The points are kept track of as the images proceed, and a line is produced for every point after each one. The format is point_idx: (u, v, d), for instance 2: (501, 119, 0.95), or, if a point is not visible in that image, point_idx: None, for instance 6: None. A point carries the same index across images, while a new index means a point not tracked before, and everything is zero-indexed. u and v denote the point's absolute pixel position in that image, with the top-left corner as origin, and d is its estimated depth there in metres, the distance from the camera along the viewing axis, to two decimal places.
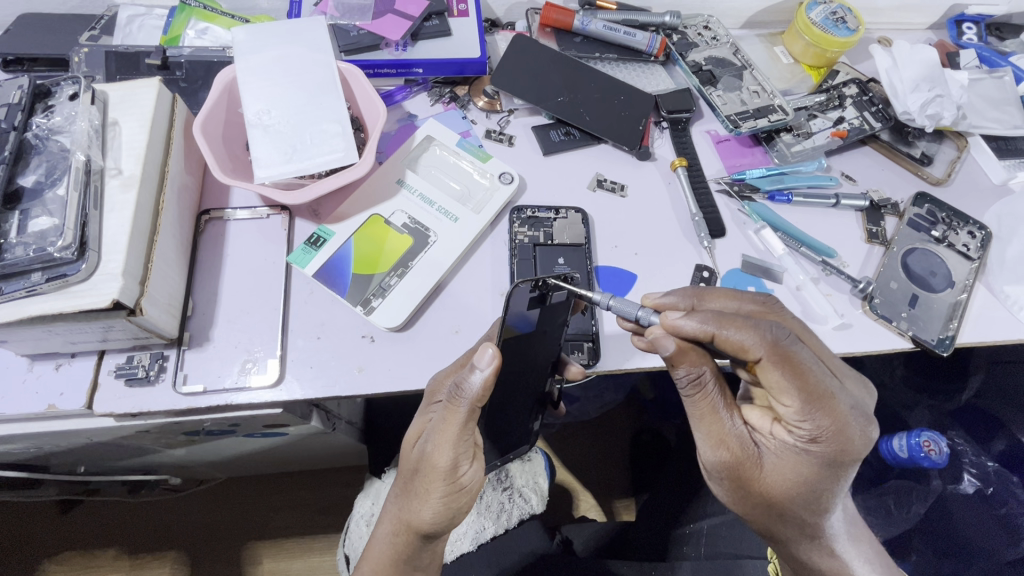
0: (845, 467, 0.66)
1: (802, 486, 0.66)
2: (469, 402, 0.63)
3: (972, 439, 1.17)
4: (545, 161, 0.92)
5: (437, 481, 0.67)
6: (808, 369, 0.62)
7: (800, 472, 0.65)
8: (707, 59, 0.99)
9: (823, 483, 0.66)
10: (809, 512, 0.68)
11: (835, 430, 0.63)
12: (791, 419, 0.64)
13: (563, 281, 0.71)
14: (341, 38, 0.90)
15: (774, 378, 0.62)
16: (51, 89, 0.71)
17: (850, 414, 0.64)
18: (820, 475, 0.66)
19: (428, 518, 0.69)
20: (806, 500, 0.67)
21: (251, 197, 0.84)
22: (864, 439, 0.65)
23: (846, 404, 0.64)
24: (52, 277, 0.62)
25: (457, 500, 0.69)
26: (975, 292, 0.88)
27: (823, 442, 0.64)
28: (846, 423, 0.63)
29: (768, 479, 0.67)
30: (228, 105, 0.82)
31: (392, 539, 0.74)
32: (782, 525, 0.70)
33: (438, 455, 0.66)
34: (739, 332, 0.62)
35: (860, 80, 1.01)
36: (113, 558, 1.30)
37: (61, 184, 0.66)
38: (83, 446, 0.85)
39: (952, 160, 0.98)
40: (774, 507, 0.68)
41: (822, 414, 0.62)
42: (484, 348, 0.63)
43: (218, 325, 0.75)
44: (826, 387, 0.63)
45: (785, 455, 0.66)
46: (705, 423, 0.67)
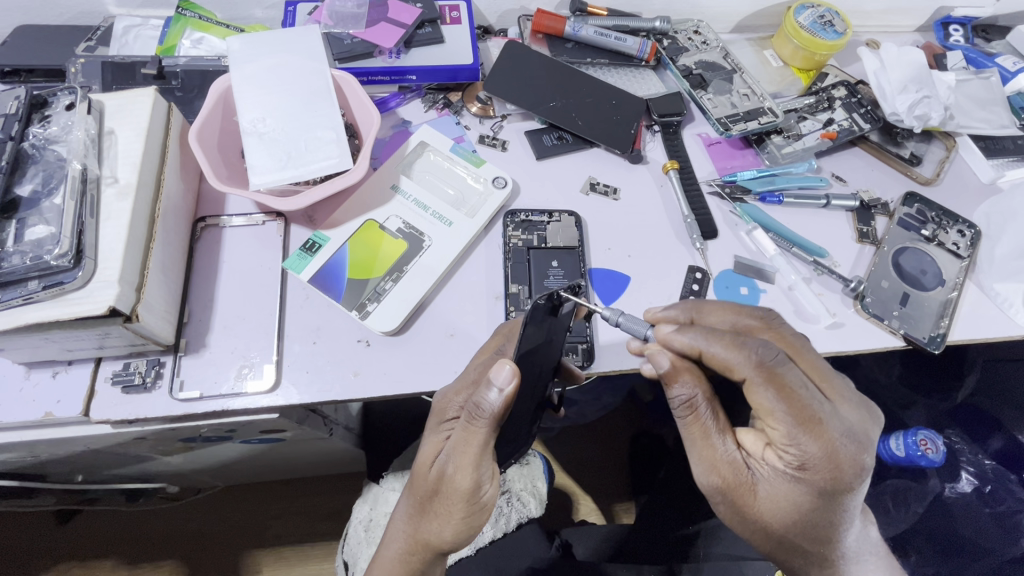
0: (841, 494, 0.65)
1: (797, 513, 0.66)
2: (491, 420, 0.63)
3: (969, 437, 1.17)
4: (539, 165, 0.92)
5: (460, 501, 0.68)
6: (796, 391, 0.62)
7: (794, 498, 0.65)
8: (698, 63, 1.00)
9: (820, 511, 0.66)
10: (808, 538, 0.68)
11: (826, 456, 0.62)
12: (779, 443, 0.63)
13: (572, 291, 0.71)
14: (335, 47, 0.91)
15: (762, 400, 0.62)
16: (48, 100, 0.72)
17: (842, 440, 0.63)
18: (815, 501, 0.65)
19: (449, 538, 0.70)
20: (803, 526, 0.66)
21: (247, 204, 0.85)
22: (855, 466, 0.64)
23: (836, 430, 0.63)
24: (48, 285, 0.63)
25: (477, 516, 0.70)
26: (966, 290, 0.89)
27: (813, 468, 0.63)
28: (835, 449, 0.63)
29: (759, 503, 0.66)
30: (224, 113, 0.83)
31: (405, 558, 0.74)
32: (778, 547, 0.69)
33: (460, 476, 0.66)
34: (726, 351, 0.64)
35: (849, 82, 1.02)
36: (112, 568, 1.30)
37: (57, 193, 0.66)
38: (81, 454, 0.85)
39: (941, 160, 0.99)
40: (773, 532, 0.68)
41: (810, 439, 0.62)
42: (502, 364, 0.61)
43: (214, 331, 0.76)
44: (815, 410, 0.62)
45: (779, 482, 0.65)
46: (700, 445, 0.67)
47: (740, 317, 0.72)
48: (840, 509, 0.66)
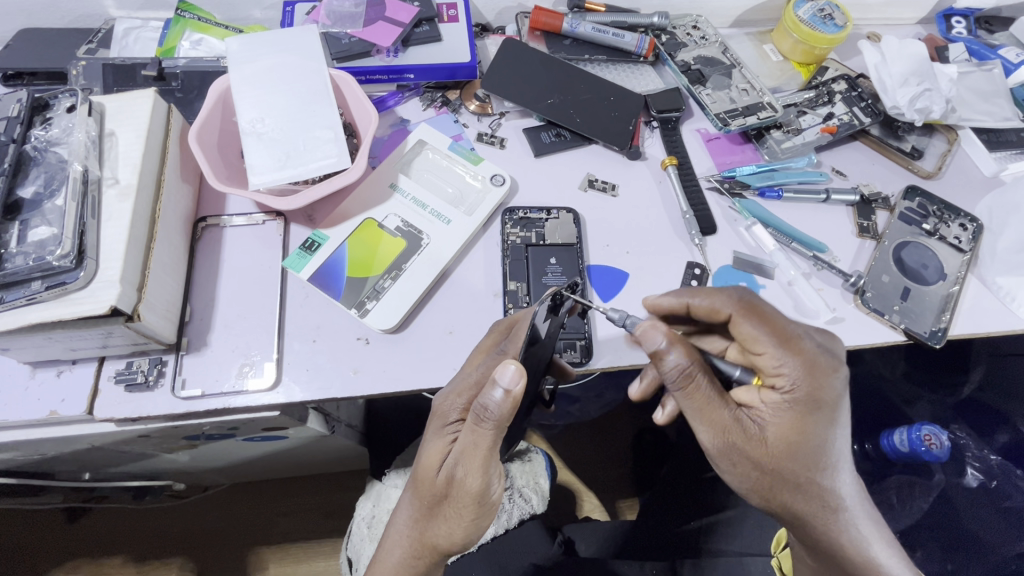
0: (830, 410, 0.66)
1: (802, 444, 0.66)
2: (500, 427, 0.64)
3: (975, 433, 1.16)
4: (537, 163, 0.93)
5: (471, 506, 0.69)
6: (773, 315, 0.67)
7: (796, 428, 0.65)
8: (696, 58, 1.00)
9: (818, 437, 0.66)
10: (814, 473, 0.67)
11: (811, 369, 0.66)
12: (769, 367, 0.67)
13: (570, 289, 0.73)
14: (333, 46, 0.92)
15: (747, 330, 0.67)
16: (49, 102, 0.72)
17: (819, 353, 0.67)
18: (812, 428, 0.66)
19: (461, 537, 0.72)
20: (806, 458, 0.66)
21: (247, 204, 0.85)
22: (837, 376, 0.67)
23: (812, 344, 0.67)
24: (51, 286, 0.64)
25: (486, 517, 0.72)
26: (968, 284, 0.89)
27: (805, 388, 0.65)
28: (816, 362, 0.66)
29: (767, 446, 0.66)
30: (223, 114, 0.84)
31: (411, 561, 0.75)
32: (800, 500, 0.68)
33: (471, 483, 0.67)
34: (708, 299, 0.71)
35: (849, 76, 1.01)
36: (121, 565, 1.32)
37: (59, 195, 0.67)
38: (87, 452, 0.86)
39: (943, 153, 0.98)
40: (780, 477, 0.67)
41: (791, 354, 0.65)
42: (508, 367, 0.61)
43: (216, 330, 0.76)
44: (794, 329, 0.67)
45: (778, 416, 0.66)
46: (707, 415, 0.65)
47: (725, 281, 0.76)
48: (836, 433, 0.67)
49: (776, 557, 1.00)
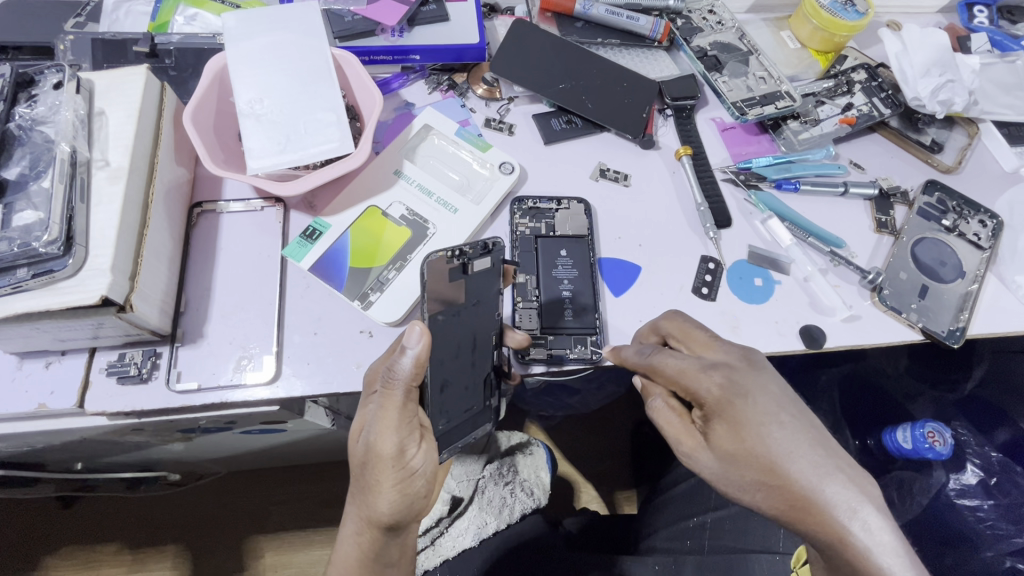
0: (757, 413, 0.63)
1: (745, 452, 0.62)
2: (405, 382, 0.64)
3: (976, 430, 1.13)
4: (547, 150, 0.89)
5: (387, 470, 0.65)
6: (671, 356, 0.68)
7: (737, 439, 0.63)
8: (713, 44, 0.96)
9: (755, 437, 0.62)
10: (770, 474, 0.62)
11: (713, 384, 0.64)
12: (690, 394, 0.66)
13: (482, 246, 0.69)
14: (336, 24, 0.88)
15: (666, 373, 0.67)
16: (34, 78, 0.68)
17: (705, 377, 0.65)
18: (746, 433, 0.63)
19: (385, 510, 0.67)
20: (750, 461, 0.62)
21: (245, 189, 0.82)
22: (743, 383, 0.64)
23: (703, 364, 0.66)
24: (37, 274, 0.60)
25: (412, 486, 0.67)
26: (987, 283, 0.86)
27: (719, 401, 0.64)
28: (718, 378, 0.64)
29: (725, 460, 0.64)
30: (220, 94, 0.80)
31: (357, 539, 0.71)
32: (788, 506, 0.61)
33: (382, 443, 0.65)
34: (628, 355, 0.72)
35: (869, 65, 0.98)
36: (114, 553, 1.29)
37: (46, 177, 0.63)
38: (78, 443, 0.83)
39: (963, 147, 0.95)
40: (755, 484, 0.63)
41: (697, 379, 0.65)
42: (412, 327, 0.63)
43: (212, 321, 0.73)
44: (696, 360, 0.67)
45: (718, 435, 0.64)
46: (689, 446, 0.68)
47: (659, 321, 0.75)
48: (772, 432, 0.62)
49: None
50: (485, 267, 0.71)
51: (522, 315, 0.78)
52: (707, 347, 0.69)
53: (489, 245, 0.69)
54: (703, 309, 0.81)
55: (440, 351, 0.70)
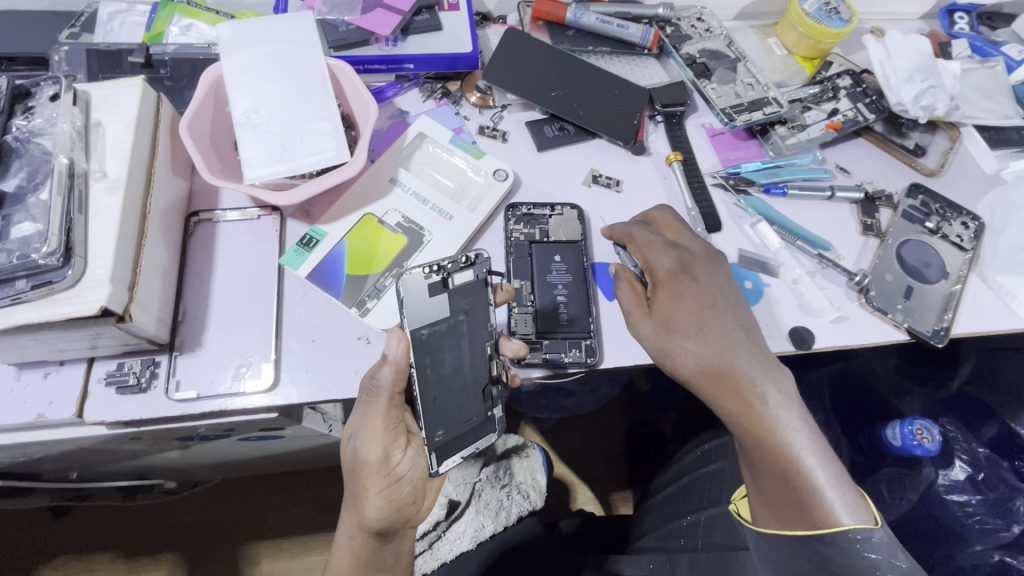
0: (700, 283, 0.75)
1: (681, 313, 0.73)
2: (388, 391, 0.66)
3: (963, 426, 1.15)
4: (540, 157, 0.91)
5: (374, 476, 0.68)
6: (640, 234, 0.79)
7: (681, 302, 0.74)
8: (702, 51, 0.98)
9: (692, 305, 0.74)
10: (696, 336, 0.73)
11: (667, 254, 0.76)
12: (652, 263, 0.77)
13: (462, 262, 0.72)
14: (330, 34, 0.88)
15: (637, 244, 0.78)
16: (30, 90, 0.68)
17: (662, 250, 0.77)
18: (688, 295, 0.74)
19: (373, 516, 0.69)
20: (686, 328, 0.73)
21: (241, 198, 0.82)
22: (701, 262, 0.77)
23: (667, 242, 0.78)
24: (37, 285, 0.61)
25: (399, 491, 0.70)
26: (969, 283, 0.89)
27: (674, 271, 0.75)
28: (678, 254, 0.76)
29: (670, 323, 0.73)
30: (215, 104, 0.80)
31: (350, 543, 0.73)
32: (717, 377, 0.71)
33: (368, 449, 0.67)
34: (614, 227, 0.82)
35: (854, 72, 1.00)
36: (110, 561, 1.29)
37: (44, 189, 0.64)
38: (76, 452, 0.84)
39: (945, 151, 0.98)
40: (689, 350, 0.72)
41: (658, 251, 0.77)
42: (392, 337, 0.66)
43: (210, 329, 0.74)
44: (662, 239, 0.78)
45: (666, 299, 0.74)
46: (635, 316, 0.76)
47: (648, 209, 0.84)
48: (713, 301, 0.74)
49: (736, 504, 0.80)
50: (469, 281, 0.73)
51: (517, 321, 0.80)
52: (681, 235, 0.80)
53: (464, 260, 0.71)
54: None
55: (432, 366, 0.70)
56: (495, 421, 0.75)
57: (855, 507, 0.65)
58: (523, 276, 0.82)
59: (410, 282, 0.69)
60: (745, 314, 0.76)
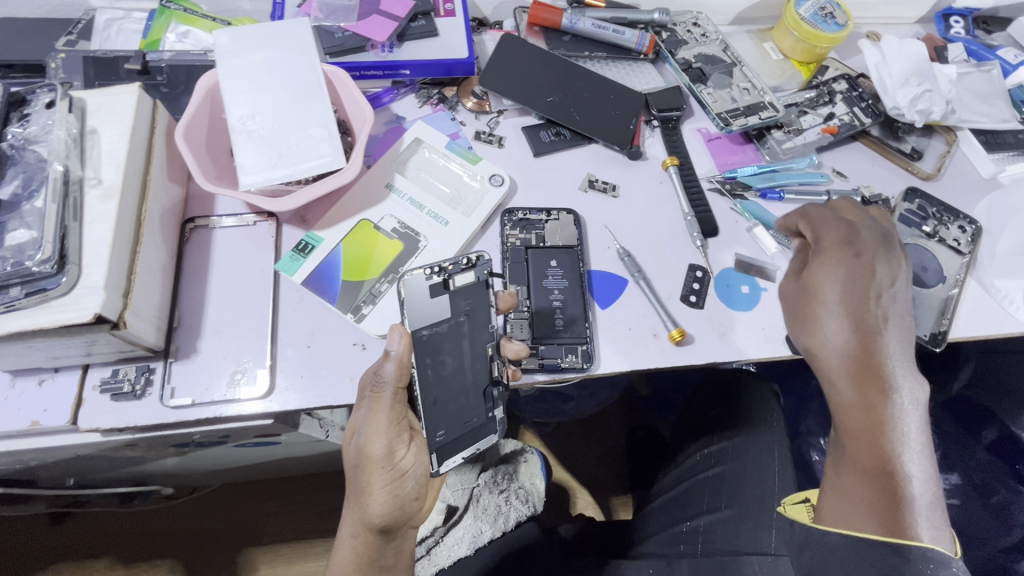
0: (871, 267, 0.74)
1: (845, 291, 0.72)
2: (391, 386, 0.67)
3: (963, 430, 1.15)
4: (536, 162, 0.91)
5: (378, 471, 0.69)
6: (827, 215, 0.78)
7: (844, 277, 0.73)
8: (697, 56, 0.98)
9: (856, 286, 0.73)
10: (852, 317, 0.72)
11: (842, 232, 0.76)
12: (819, 239, 0.77)
13: (463, 263, 0.71)
14: (326, 40, 0.89)
15: (811, 220, 0.78)
16: (26, 97, 0.69)
17: (867, 230, 0.76)
18: (852, 275, 0.73)
19: (379, 510, 0.69)
20: (847, 304, 0.72)
21: (237, 204, 0.82)
22: (876, 247, 0.75)
23: (852, 225, 0.77)
24: (31, 292, 0.61)
25: (403, 486, 0.70)
26: (966, 287, 0.88)
27: (845, 249, 0.75)
28: (855, 235, 0.76)
29: (823, 296, 0.73)
30: (211, 111, 0.81)
31: (352, 542, 0.73)
32: (857, 360, 0.71)
33: (372, 445, 0.68)
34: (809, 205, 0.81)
35: (850, 76, 1.00)
36: (107, 568, 1.28)
37: (39, 196, 0.64)
38: (71, 459, 0.83)
39: (942, 154, 0.98)
40: (843, 325, 0.72)
41: (828, 231, 0.77)
42: (392, 329, 0.66)
43: (205, 336, 0.74)
44: (843, 221, 0.77)
45: (829, 270, 0.74)
46: (789, 286, 0.78)
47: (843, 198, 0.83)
48: (873, 286, 0.73)
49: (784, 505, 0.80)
50: (471, 282, 0.72)
51: (513, 326, 0.80)
52: (863, 220, 0.78)
53: (465, 260, 0.71)
54: (689, 317, 0.82)
55: (433, 368, 0.70)
56: (496, 423, 0.73)
57: (938, 531, 0.63)
58: (520, 280, 0.82)
59: (410, 282, 0.69)
60: (903, 316, 0.75)
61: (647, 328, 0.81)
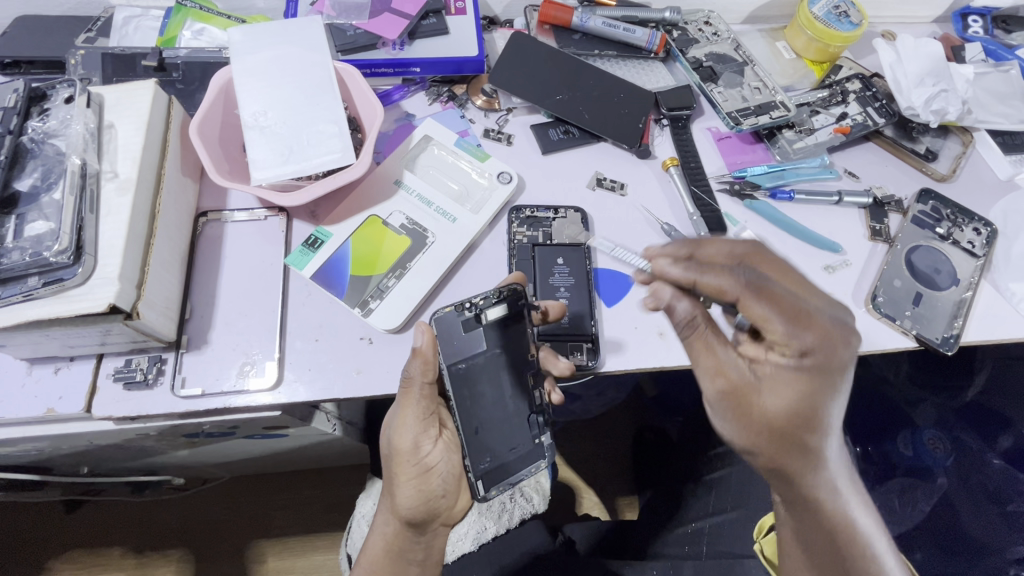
0: (835, 378, 0.62)
1: (789, 407, 0.62)
2: (418, 381, 0.68)
3: (977, 437, 1.13)
4: (544, 160, 0.91)
5: (405, 464, 0.70)
6: (784, 295, 0.60)
7: (801, 393, 0.61)
8: (708, 55, 0.98)
9: (824, 402, 0.62)
10: (800, 422, 0.63)
11: (807, 347, 0.60)
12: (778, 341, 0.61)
13: (492, 296, 0.72)
14: (338, 38, 0.90)
15: (757, 311, 0.60)
16: (46, 92, 0.71)
17: (833, 324, 0.60)
18: (814, 390, 0.61)
19: (405, 504, 0.71)
20: (792, 415, 0.62)
21: (249, 198, 0.84)
22: (844, 350, 0.61)
23: (822, 318, 0.60)
24: (48, 282, 0.62)
25: (429, 483, 0.71)
26: (980, 291, 0.87)
27: (810, 355, 0.60)
28: (827, 335, 0.60)
29: (768, 404, 0.63)
30: (225, 107, 0.82)
31: (385, 530, 0.76)
32: (788, 453, 0.65)
33: (401, 437, 0.70)
34: (718, 276, 0.64)
35: (864, 75, 0.99)
36: (119, 556, 1.31)
37: (57, 188, 0.65)
38: (86, 448, 0.85)
39: (957, 155, 0.96)
40: (787, 433, 0.64)
41: (803, 331, 0.59)
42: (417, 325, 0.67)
43: (216, 328, 0.75)
44: (790, 315, 0.60)
45: (781, 380, 0.62)
46: (706, 363, 0.67)
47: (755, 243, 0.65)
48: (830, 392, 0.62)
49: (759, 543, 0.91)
50: (503, 313, 0.72)
51: None
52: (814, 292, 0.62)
53: (494, 293, 0.71)
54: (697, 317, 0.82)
55: (473, 387, 0.71)
56: (546, 448, 0.73)
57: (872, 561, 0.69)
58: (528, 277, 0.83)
59: (441, 322, 0.71)
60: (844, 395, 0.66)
61: (653, 328, 0.81)
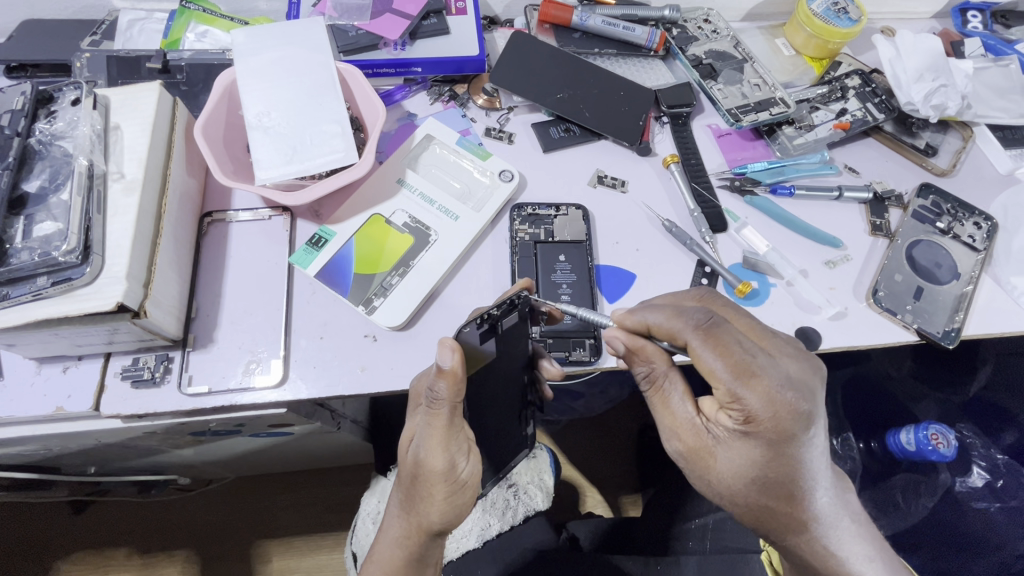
0: (793, 446, 0.62)
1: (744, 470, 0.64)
2: (450, 403, 0.65)
3: (981, 432, 1.13)
4: (545, 158, 0.92)
5: (438, 483, 0.68)
6: (733, 348, 0.61)
7: (754, 458, 0.63)
8: (708, 52, 0.98)
9: (782, 470, 0.64)
10: (756, 487, 0.65)
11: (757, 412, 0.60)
12: (726, 401, 0.62)
13: (507, 307, 0.67)
14: (340, 39, 0.90)
15: (705, 362, 0.61)
16: (53, 95, 0.72)
17: (782, 389, 0.60)
18: (768, 456, 0.63)
19: (436, 519, 0.70)
20: (747, 479, 0.64)
21: (253, 199, 0.84)
22: (800, 414, 0.61)
23: (774, 379, 0.60)
24: (57, 281, 0.63)
25: (461, 496, 0.70)
26: (982, 284, 0.87)
27: (760, 420, 0.61)
28: (777, 401, 0.60)
29: (723, 466, 0.65)
30: (228, 108, 0.83)
31: (402, 542, 0.74)
32: (759, 513, 0.67)
33: (434, 459, 0.67)
34: (667, 322, 0.64)
35: (863, 71, 1.00)
36: (125, 556, 1.32)
37: (64, 189, 0.66)
38: (94, 447, 0.86)
39: (957, 150, 0.97)
40: (745, 495, 0.66)
41: (750, 393, 0.60)
42: (444, 343, 0.62)
43: (222, 327, 0.76)
44: (737, 378, 0.60)
45: (735, 440, 0.63)
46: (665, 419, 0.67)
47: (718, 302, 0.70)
48: (787, 460, 0.63)
49: (766, 552, 0.93)
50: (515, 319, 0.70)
51: None
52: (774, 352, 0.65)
53: (509, 303, 0.67)
54: None
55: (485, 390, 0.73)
56: (529, 438, 0.83)
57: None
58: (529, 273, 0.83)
59: (463, 340, 0.65)
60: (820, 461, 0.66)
61: None
